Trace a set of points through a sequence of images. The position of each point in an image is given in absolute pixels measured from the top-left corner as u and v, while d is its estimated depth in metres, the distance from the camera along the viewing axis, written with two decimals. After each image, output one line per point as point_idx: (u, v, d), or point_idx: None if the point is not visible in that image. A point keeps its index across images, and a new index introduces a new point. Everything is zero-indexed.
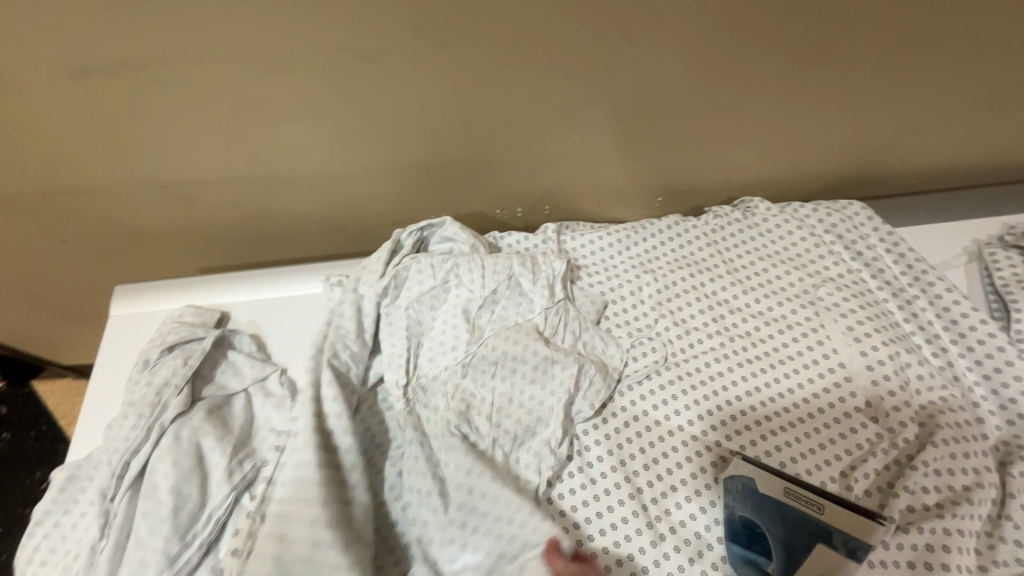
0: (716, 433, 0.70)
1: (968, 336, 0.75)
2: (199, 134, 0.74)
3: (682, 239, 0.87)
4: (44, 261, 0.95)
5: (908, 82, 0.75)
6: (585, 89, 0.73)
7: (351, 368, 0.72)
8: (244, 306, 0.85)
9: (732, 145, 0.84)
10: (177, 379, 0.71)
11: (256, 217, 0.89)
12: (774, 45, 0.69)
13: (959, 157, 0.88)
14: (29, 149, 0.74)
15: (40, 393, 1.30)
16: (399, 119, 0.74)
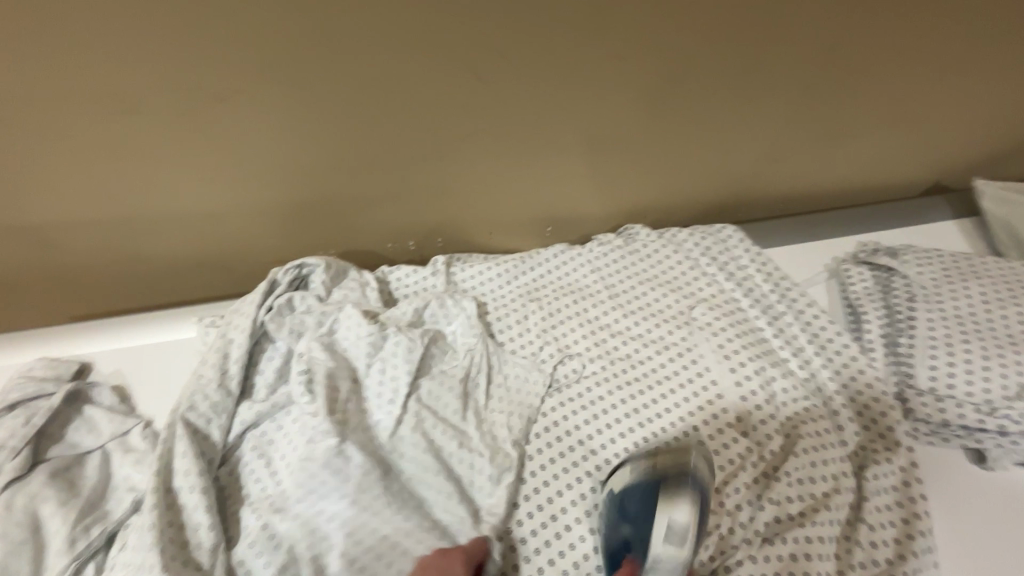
0: (595, 457, 0.71)
1: (828, 347, 0.80)
2: (45, 177, 0.71)
3: (568, 266, 0.89)
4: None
5: (750, 118, 0.83)
6: (452, 126, 0.75)
7: (235, 424, 0.70)
8: (112, 355, 0.80)
9: (605, 179, 0.88)
10: (16, 441, 0.65)
11: (127, 261, 0.84)
12: (619, 86, 0.75)
13: (817, 183, 0.96)
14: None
15: None
16: (269, 158, 0.74)
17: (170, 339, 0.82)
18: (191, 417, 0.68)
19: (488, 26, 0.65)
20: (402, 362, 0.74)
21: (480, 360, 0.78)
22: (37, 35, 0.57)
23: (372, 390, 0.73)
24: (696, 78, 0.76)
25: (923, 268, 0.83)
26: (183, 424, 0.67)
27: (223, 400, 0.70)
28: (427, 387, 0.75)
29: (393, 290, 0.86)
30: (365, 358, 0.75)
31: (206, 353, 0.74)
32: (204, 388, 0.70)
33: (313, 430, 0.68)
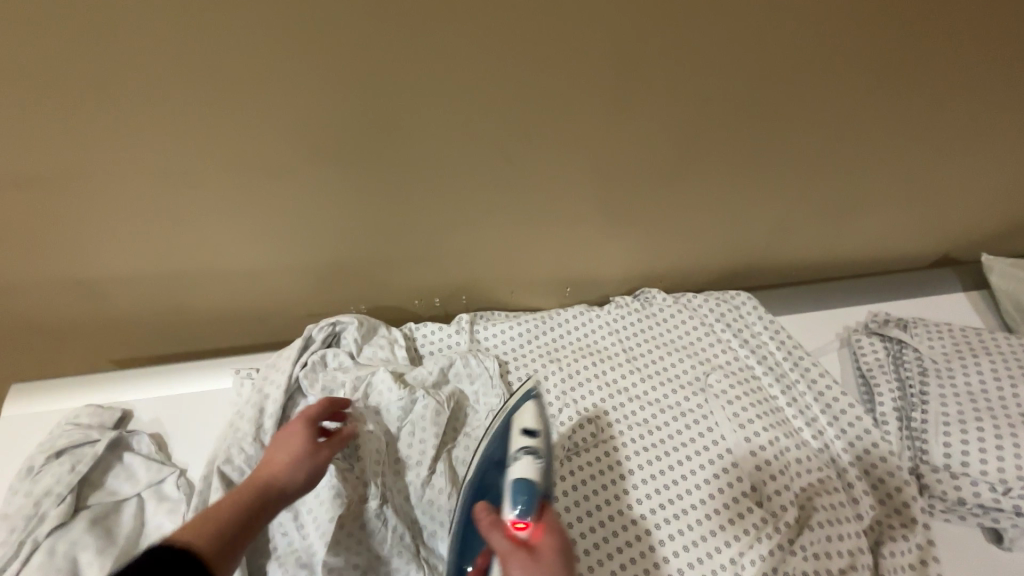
0: (613, 522, 0.73)
1: (840, 418, 0.82)
2: (108, 238, 0.77)
3: (587, 328, 0.93)
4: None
5: (761, 193, 0.88)
6: (481, 197, 0.81)
7: None
8: (151, 403, 0.84)
9: (622, 245, 0.93)
10: (60, 488, 0.69)
11: (170, 312, 0.90)
12: (638, 165, 0.81)
13: (828, 252, 1.00)
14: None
15: None
16: (310, 224, 0.80)
17: (207, 389, 0.86)
18: (228, 470, 0.71)
19: (518, 113, 0.71)
20: (432, 420, 0.77)
21: (501, 420, 0.81)
22: (118, 122, 0.64)
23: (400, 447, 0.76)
24: (710, 159, 0.81)
25: (933, 343, 0.85)
26: (219, 477, 0.71)
27: (256, 454, 0.73)
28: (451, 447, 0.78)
29: (420, 346, 0.90)
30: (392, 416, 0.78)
31: (243, 406, 0.78)
32: (240, 443, 0.73)
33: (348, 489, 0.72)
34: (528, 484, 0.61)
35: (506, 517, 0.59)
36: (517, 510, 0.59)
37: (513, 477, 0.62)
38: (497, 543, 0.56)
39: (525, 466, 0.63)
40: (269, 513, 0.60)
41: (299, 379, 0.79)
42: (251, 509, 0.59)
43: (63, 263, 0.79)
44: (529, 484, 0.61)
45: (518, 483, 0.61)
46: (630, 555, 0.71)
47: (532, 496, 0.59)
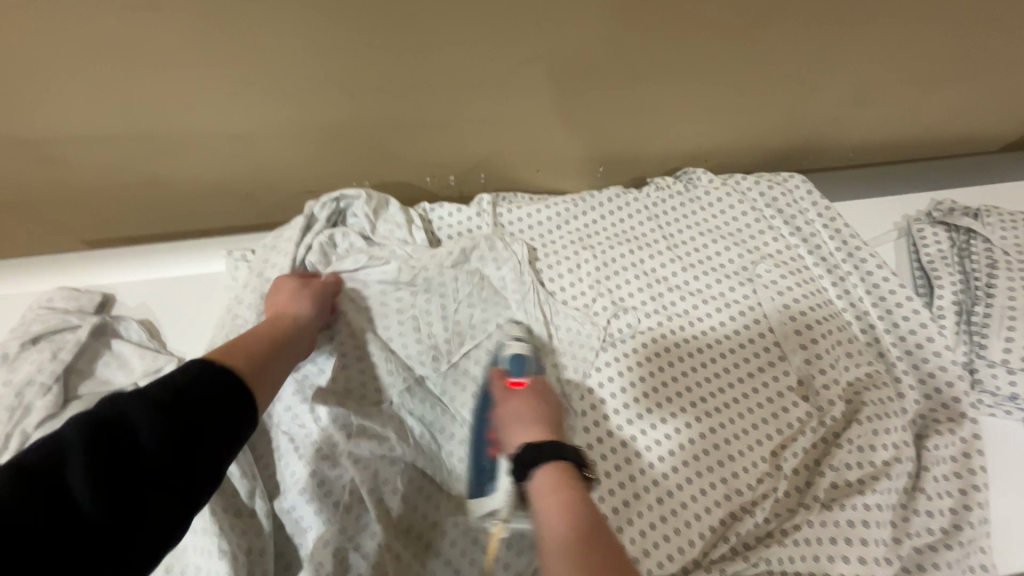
0: (651, 416, 0.68)
1: (895, 312, 0.76)
2: (46, 81, 0.61)
3: (623, 212, 0.83)
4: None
5: (849, 53, 0.73)
6: (515, 42, 0.65)
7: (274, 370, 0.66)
8: (137, 287, 0.74)
9: (671, 115, 0.80)
10: (44, 377, 0.61)
11: (143, 183, 0.76)
12: (717, 8, 0.65)
13: (898, 131, 0.87)
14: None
15: None
16: (303, 74, 0.64)
17: (199, 273, 0.76)
18: None
19: None
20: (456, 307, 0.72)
21: (532, 309, 0.74)
22: None
23: (420, 339, 0.70)
24: (802, 0, 0.65)
25: (1005, 233, 0.78)
26: None
27: None
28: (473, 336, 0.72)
29: (437, 230, 0.79)
30: (410, 309, 0.72)
31: (241, 290, 0.69)
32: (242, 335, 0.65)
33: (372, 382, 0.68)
34: (519, 358, 0.65)
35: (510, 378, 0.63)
36: (514, 374, 0.63)
37: (505, 356, 0.66)
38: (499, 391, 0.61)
39: (519, 345, 0.67)
40: (286, 348, 0.57)
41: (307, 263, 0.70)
42: (269, 347, 0.55)
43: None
44: (520, 356, 0.65)
45: (510, 357, 0.65)
46: (669, 448, 0.66)
47: (524, 363, 0.64)
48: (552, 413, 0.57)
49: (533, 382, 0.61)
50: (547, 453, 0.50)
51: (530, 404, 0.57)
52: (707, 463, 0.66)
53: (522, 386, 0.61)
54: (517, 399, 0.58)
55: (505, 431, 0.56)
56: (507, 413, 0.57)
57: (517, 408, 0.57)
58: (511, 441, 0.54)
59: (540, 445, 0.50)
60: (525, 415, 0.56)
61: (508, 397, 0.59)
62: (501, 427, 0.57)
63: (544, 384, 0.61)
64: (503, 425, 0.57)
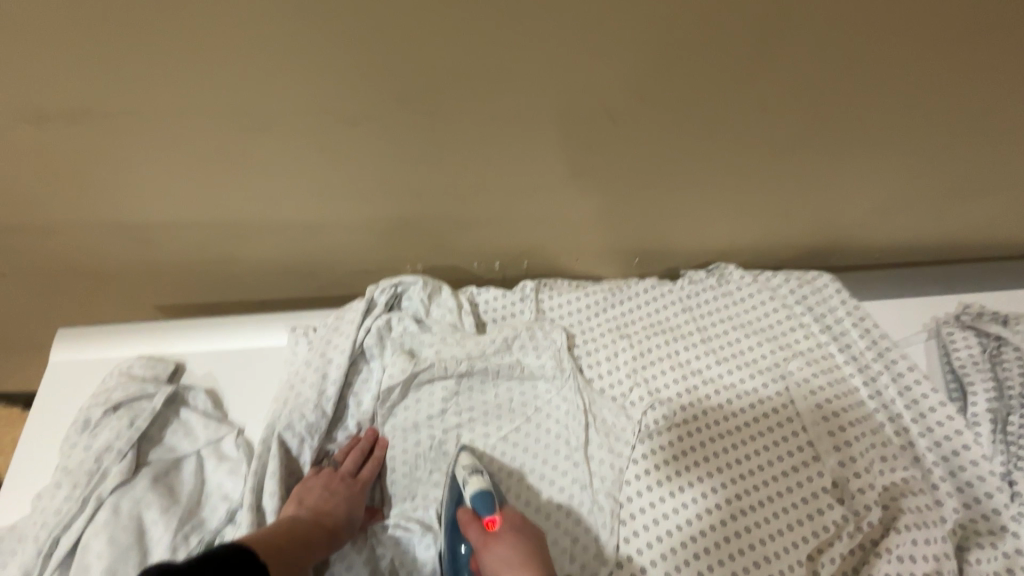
0: (686, 511, 0.69)
1: (928, 416, 0.77)
2: (157, 181, 0.70)
3: (658, 303, 0.87)
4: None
5: (870, 167, 0.80)
6: (567, 156, 0.73)
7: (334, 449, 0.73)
8: (204, 356, 0.80)
9: (704, 216, 0.86)
10: (120, 444, 0.66)
11: (220, 261, 0.84)
12: (746, 129, 0.72)
13: (923, 235, 0.92)
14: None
15: None
16: (378, 179, 0.73)
17: (261, 345, 0.82)
18: (287, 437, 0.69)
19: (628, 59, 0.62)
20: (494, 396, 0.78)
21: (568, 395, 0.77)
22: (184, 52, 0.56)
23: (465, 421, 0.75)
24: (823, 125, 0.73)
25: None
26: (277, 441, 0.68)
27: (319, 424, 0.70)
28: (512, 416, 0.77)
29: (482, 313, 0.85)
30: (456, 395, 0.76)
31: (302, 366, 0.74)
32: (303, 412, 0.70)
33: (416, 462, 0.72)
34: (483, 492, 0.64)
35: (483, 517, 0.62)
36: (483, 511, 0.63)
37: (468, 493, 0.64)
38: (473, 536, 0.62)
39: (478, 477, 0.65)
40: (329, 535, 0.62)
41: (369, 344, 0.76)
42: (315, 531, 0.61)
43: (109, 203, 0.73)
44: (484, 492, 0.64)
45: (472, 495, 0.64)
46: (704, 545, 0.67)
47: (490, 497, 0.63)
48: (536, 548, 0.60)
49: (505, 519, 0.62)
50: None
51: (514, 547, 0.59)
52: (743, 563, 0.66)
53: (496, 524, 0.61)
54: (496, 542, 0.60)
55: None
56: (492, 560, 0.59)
57: (503, 554, 0.59)
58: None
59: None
60: (512, 558, 0.59)
61: (488, 542, 0.60)
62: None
63: (517, 517, 0.63)
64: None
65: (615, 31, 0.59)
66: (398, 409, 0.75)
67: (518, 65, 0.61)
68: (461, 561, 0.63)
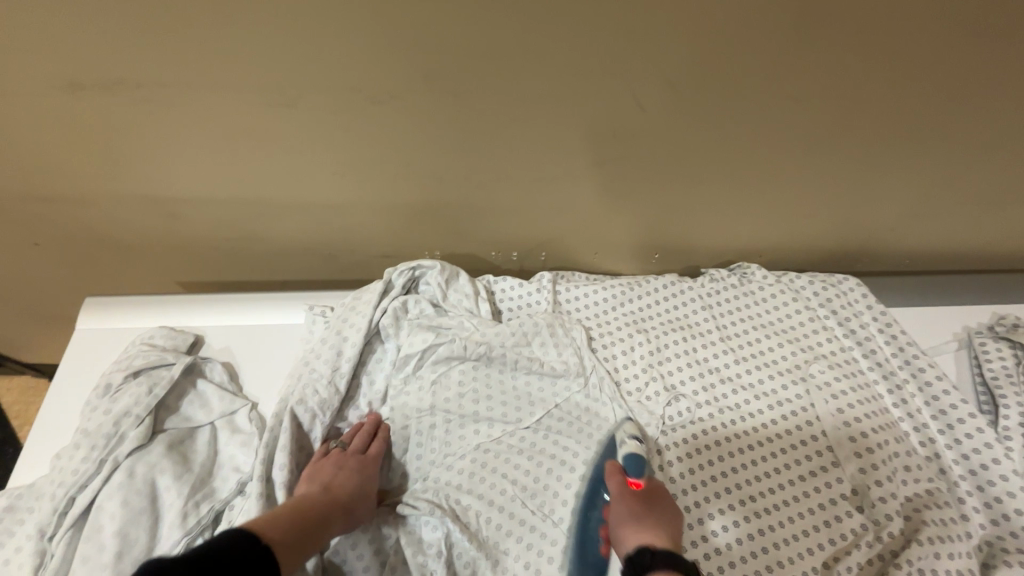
0: (698, 510, 0.68)
1: (956, 428, 0.74)
2: (187, 155, 0.71)
3: (677, 299, 0.86)
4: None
5: (903, 169, 0.77)
6: (590, 146, 0.73)
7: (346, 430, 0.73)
8: (223, 331, 0.81)
9: (727, 214, 0.84)
10: (139, 409, 0.67)
11: (243, 239, 0.86)
12: (775, 125, 0.71)
13: (954, 243, 0.89)
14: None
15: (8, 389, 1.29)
16: (401, 163, 0.73)
17: (279, 323, 0.83)
18: (299, 411, 0.69)
19: (659, 47, 0.61)
20: (513, 384, 0.76)
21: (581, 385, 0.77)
22: (219, 27, 0.57)
23: (478, 408, 0.73)
24: (856, 124, 0.71)
25: None
26: (289, 417, 0.68)
27: (332, 401, 0.71)
28: (525, 402, 0.75)
29: (498, 302, 0.85)
30: (471, 382, 0.75)
31: (318, 343, 0.75)
32: (317, 388, 0.71)
33: (427, 445, 0.72)
34: (635, 457, 0.67)
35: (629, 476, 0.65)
36: (633, 474, 0.66)
37: (623, 453, 0.68)
38: (612, 486, 0.65)
39: (635, 442, 0.69)
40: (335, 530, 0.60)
41: (385, 326, 0.76)
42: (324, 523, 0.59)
43: (140, 176, 0.75)
44: (637, 455, 0.67)
45: (627, 454, 0.68)
46: (716, 545, 0.65)
47: (642, 464, 0.66)
48: (669, 519, 0.60)
49: (649, 484, 0.64)
50: (659, 558, 0.54)
51: (647, 507, 0.61)
52: (755, 566, 0.64)
53: (640, 486, 0.64)
54: (635, 497, 0.62)
55: (621, 529, 0.60)
56: (625, 510, 0.61)
57: (635, 508, 0.61)
58: (628, 539, 0.58)
59: (654, 549, 0.55)
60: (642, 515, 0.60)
61: (627, 494, 0.63)
62: (618, 523, 0.61)
63: (661, 489, 0.64)
64: (619, 524, 0.60)
65: (647, 21, 0.59)
66: (412, 392, 0.75)
67: (546, 52, 0.61)
68: (595, 507, 0.66)
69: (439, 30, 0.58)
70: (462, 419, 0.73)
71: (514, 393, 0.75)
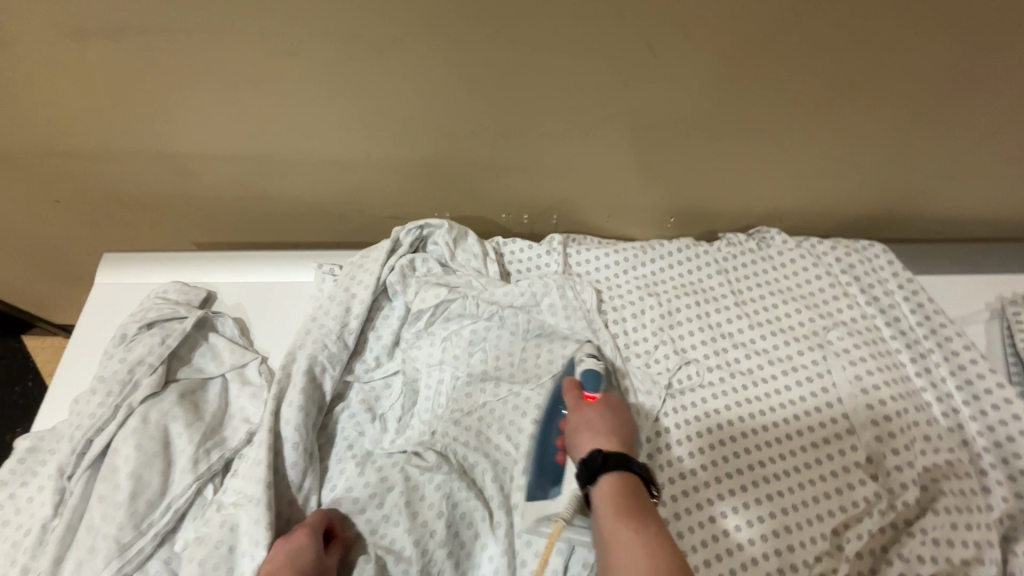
0: (705, 472, 0.67)
1: (982, 399, 0.71)
2: (194, 108, 0.71)
3: (692, 264, 0.83)
4: (22, 216, 0.92)
5: (941, 126, 0.72)
6: (602, 100, 0.70)
7: (355, 386, 0.73)
8: (235, 288, 0.82)
9: (747, 174, 0.81)
10: (152, 358, 0.69)
11: (253, 197, 0.86)
12: (800, 77, 0.67)
13: (994, 207, 0.84)
14: (12, 100, 0.71)
15: (40, 345, 1.35)
16: (408, 116, 0.72)
17: (289, 281, 0.84)
18: (313, 366, 0.69)
19: None
20: (522, 352, 0.75)
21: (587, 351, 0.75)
22: None
23: (484, 368, 0.74)
24: (890, 76, 0.66)
25: None
26: (297, 371, 0.69)
27: (341, 355, 0.71)
28: (527, 367, 0.74)
29: (507, 263, 0.83)
30: (478, 344, 0.75)
31: (327, 299, 0.75)
32: (326, 343, 0.71)
33: (433, 401, 0.73)
34: (593, 373, 0.69)
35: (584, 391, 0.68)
36: (590, 387, 0.68)
37: (580, 368, 0.70)
38: (569, 400, 0.67)
39: (593, 360, 0.71)
40: None
41: (398, 282, 0.76)
42: None
43: (150, 131, 0.75)
44: (594, 372, 0.69)
45: (585, 371, 0.70)
46: (722, 508, 0.64)
47: (599, 378, 0.69)
48: (623, 426, 0.65)
49: (605, 398, 0.67)
50: (613, 462, 0.58)
51: (602, 416, 0.64)
52: (762, 531, 0.63)
53: (596, 399, 0.67)
54: (591, 408, 0.65)
55: (576, 436, 0.63)
56: (583, 420, 0.64)
57: (591, 418, 0.64)
58: (582, 445, 0.62)
59: (607, 454, 0.59)
60: (598, 424, 0.63)
61: (583, 406, 0.66)
62: (575, 431, 0.64)
63: (616, 401, 0.67)
64: (576, 431, 0.64)
65: None
66: (422, 348, 0.75)
67: None
68: (552, 422, 0.68)
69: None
70: (469, 379, 0.73)
71: (521, 356, 0.75)
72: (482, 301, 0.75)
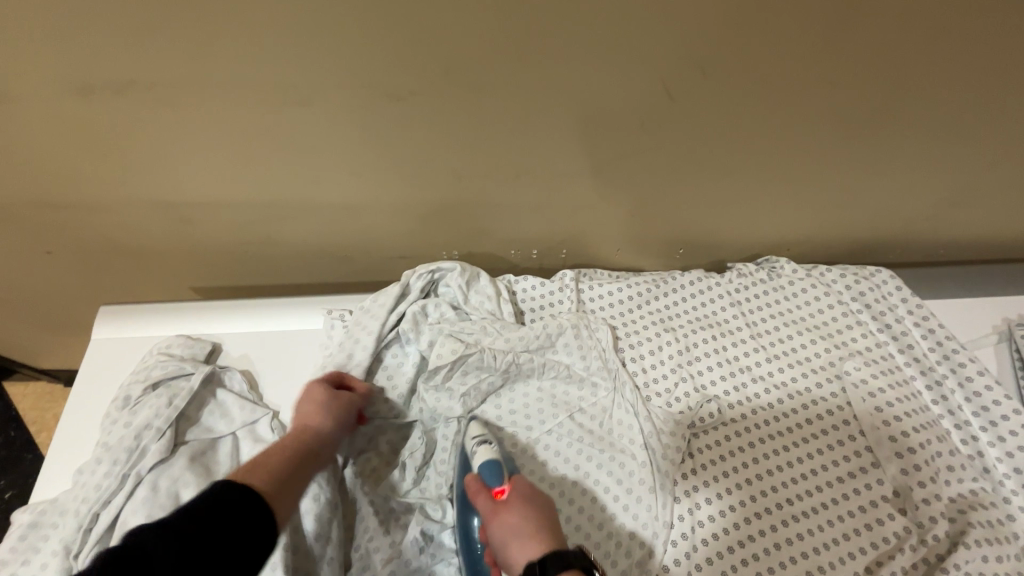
0: (735, 515, 0.66)
1: (1000, 425, 0.71)
2: (201, 159, 0.69)
3: (704, 297, 0.83)
4: (9, 266, 0.88)
5: (943, 157, 0.74)
6: (617, 141, 0.70)
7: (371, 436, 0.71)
8: (241, 338, 0.80)
9: (757, 206, 0.81)
10: (160, 421, 0.66)
11: (257, 243, 0.84)
12: (809, 115, 0.68)
13: (993, 232, 0.86)
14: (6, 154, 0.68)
15: (21, 393, 1.29)
16: (421, 161, 0.71)
17: (297, 330, 0.81)
18: None
19: (694, 35, 0.58)
20: (536, 392, 0.75)
21: (606, 392, 0.74)
22: (235, 29, 0.55)
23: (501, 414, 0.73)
24: (896, 111, 0.68)
25: None
26: None
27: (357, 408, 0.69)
28: (544, 411, 0.73)
29: (520, 302, 0.82)
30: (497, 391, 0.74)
31: (337, 348, 0.74)
32: None
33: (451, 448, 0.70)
34: (492, 464, 0.62)
35: (488, 487, 0.60)
36: (493, 482, 0.60)
37: (477, 463, 0.63)
38: (482, 506, 0.59)
39: (487, 449, 0.64)
40: None
41: (408, 327, 0.74)
42: None
43: (152, 181, 0.73)
44: (493, 462, 0.62)
45: (483, 463, 0.62)
46: (754, 551, 0.63)
47: (499, 467, 0.61)
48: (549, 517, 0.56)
49: (513, 488, 0.59)
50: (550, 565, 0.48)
51: (520, 514, 0.56)
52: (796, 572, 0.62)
53: (505, 493, 0.59)
54: (505, 510, 0.57)
55: (505, 549, 0.54)
56: (501, 527, 0.55)
57: (511, 522, 0.55)
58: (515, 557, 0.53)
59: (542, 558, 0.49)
60: (520, 527, 0.55)
61: (496, 509, 0.57)
62: (501, 541, 0.55)
63: (528, 486, 0.60)
64: (502, 545, 0.55)
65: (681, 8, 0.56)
66: (435, 395, 0.72)
67: (575, 44, 0.58)
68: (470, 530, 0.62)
69: (465, 21, 0.55)
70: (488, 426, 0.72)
71: (538, 399, 0.74)
72: (496, 349, 0.73)
